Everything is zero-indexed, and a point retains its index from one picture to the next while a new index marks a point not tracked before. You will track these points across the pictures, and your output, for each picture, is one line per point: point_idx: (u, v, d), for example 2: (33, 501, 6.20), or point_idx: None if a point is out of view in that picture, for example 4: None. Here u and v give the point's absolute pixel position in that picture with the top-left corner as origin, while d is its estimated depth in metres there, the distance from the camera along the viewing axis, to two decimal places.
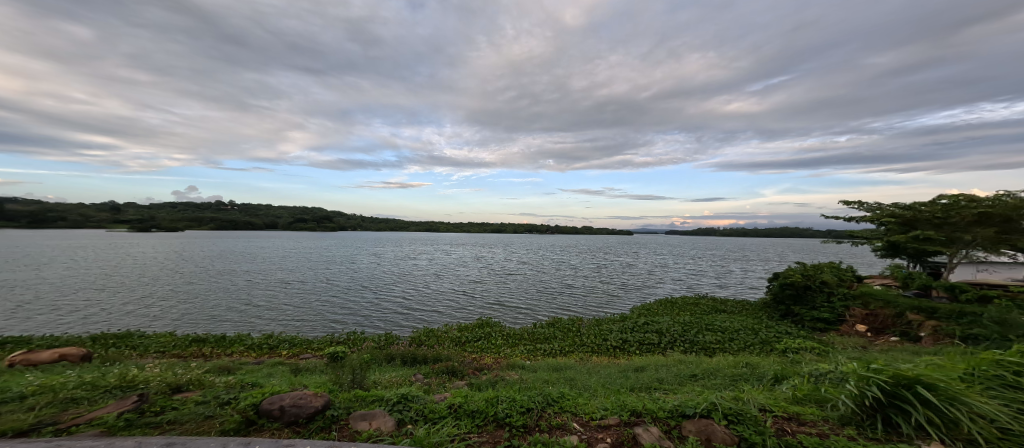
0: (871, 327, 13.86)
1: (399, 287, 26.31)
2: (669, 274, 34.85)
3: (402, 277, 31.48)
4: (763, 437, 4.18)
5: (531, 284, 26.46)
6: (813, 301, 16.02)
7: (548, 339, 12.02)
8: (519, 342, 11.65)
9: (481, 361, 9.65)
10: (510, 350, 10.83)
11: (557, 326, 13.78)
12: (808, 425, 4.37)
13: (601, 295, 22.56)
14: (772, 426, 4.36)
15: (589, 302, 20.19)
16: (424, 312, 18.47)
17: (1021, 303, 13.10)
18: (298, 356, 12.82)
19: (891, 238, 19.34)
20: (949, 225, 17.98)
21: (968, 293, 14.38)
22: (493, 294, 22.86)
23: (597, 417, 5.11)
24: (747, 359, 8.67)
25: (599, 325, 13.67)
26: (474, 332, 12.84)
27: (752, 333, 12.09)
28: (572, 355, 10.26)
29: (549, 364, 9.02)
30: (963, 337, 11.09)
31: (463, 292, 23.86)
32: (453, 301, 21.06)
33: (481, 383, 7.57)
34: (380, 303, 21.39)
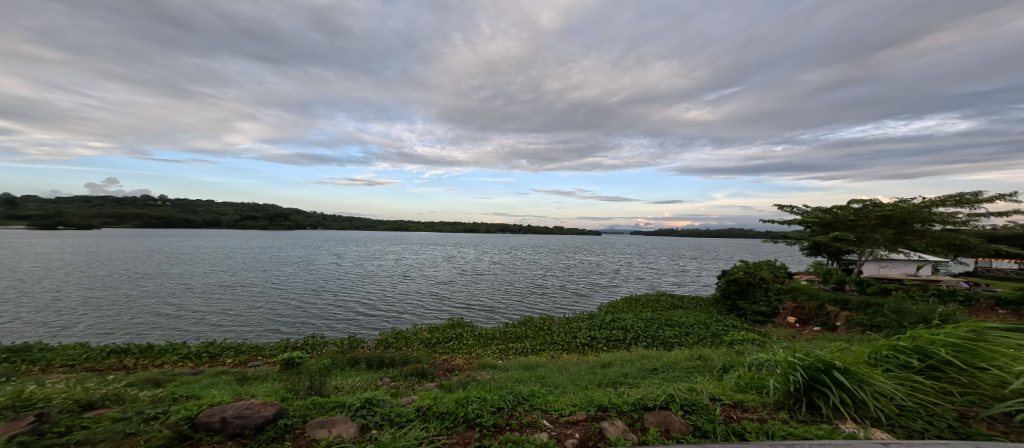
0: (799, 319, 15.39)
1: (355, 289, 25.30)
2: (627, 273, 36.40)
3: (359, 278, 30.28)
4: (714, 425, 4.48)
5: (495, 284, 26.52)
6: (754, 295, 17.49)
7: (520, 338, 12.12)
8: (491, 342, 11.66)
9: (453, 362, 9.54)
10: (482, 350, 10.81)
11: (528, 324, 13.94)
12: (750, 411, 4.73)
13: (565, 294, 23.10)
14: (721, 414, 4.70)
15: (555, 301, 20.60)
16: (384, 316, 17.86)
17: (913, 294, 15.19)
18: (245, 364, 11.94)
19: (815, 238, 21.56)
20: (860, 227, 20.40)
21: (872, 287, 16.42)
22: (459, 294, 22.63)
23: (566, 413, 5.21)
24: (700, 352, 9.33)
25: (568, 323, 14.00)
26: (444, 333, 12.68)
27: (704, 326, 12.99)
28: (544, 354, 10.44)
29: (520, 363, 9.10)
30: (870, 325, 12.64)
31: (429, 293, 23.39)
32: (417, 303, 20.62)
33: (453, 384, 7.49)
34: (337, 307, 20.47)
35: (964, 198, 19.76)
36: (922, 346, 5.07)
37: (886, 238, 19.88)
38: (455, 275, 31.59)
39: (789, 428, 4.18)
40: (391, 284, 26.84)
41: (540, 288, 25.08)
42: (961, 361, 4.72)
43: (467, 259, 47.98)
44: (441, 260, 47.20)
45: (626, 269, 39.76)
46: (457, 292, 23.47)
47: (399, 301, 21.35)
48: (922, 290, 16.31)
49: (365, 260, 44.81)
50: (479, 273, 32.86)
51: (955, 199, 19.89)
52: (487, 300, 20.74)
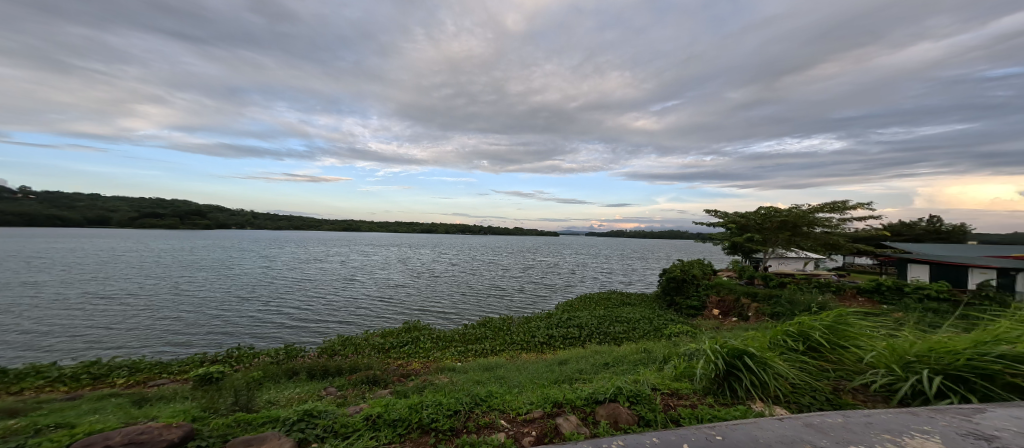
0: (721, 311, 17.11)
1: (286, 295, 23.25)
2: (572, 272, 37.94)
3: (289, 282, 27.84)
4: (656, 414, 4.68)
5: (442, 286, 26.01)
6: (687, 291, 19.06)
7: (480, 339, 12.00)
8: (450, 344, 11.37)
9: (410, 367, 9.15)
10: (439, 353, 10.50)
11: (488, 325, 13.86)
12: (685, 397, 5.01)
13: (516, 294, 23.39)
14: (661, 403, 4.92)
15: (507, 302, 20.75)
16: (326, 324, 16.57)
17: (802, 286, 17.71)
18: (144, 384, 10.26)
19: (731, 239, 24.09)
20: (764, 229, 23.24)
21: (773, 281, 18.81)
22: (406, 297, 21.84)
23: (522, 412, 5.18)
24: (645, 345, 9.98)
25: (527, 322, 14.19)
26: (400, 337, 12.12)
27: (649, 321, 13.93)
28: (504, 354, 10.44)
29: (479, 364, 8.97)
30: (771, 314, 14.45)
31: (373, 296, 22.29)
32: (365, 307, 19.49)
33: (408, 390, 7.14)
34: (265, 315, 18.60)
35: (836, 206, 23.43)
36: (804, 327, 5.62)
37: (782, 239, 23.06)
38: (398, 278, 30.37)
39: (714, 412, 4.50)
40: (328, 289, 25.09)
41: (491, 289, 25.15)
42: (832, 341, 5.33)
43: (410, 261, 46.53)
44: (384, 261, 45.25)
45: (573, 269, 41.23)
46: (404, 295, 22.66)
47: (343, 306, 19.99)
48: (806, 282, 19.02)
49: (298, 263, 41.45)
50: (425, 275, 32.02)
51: (831, 207, 23.50)
52: (437, 302, 20.29)
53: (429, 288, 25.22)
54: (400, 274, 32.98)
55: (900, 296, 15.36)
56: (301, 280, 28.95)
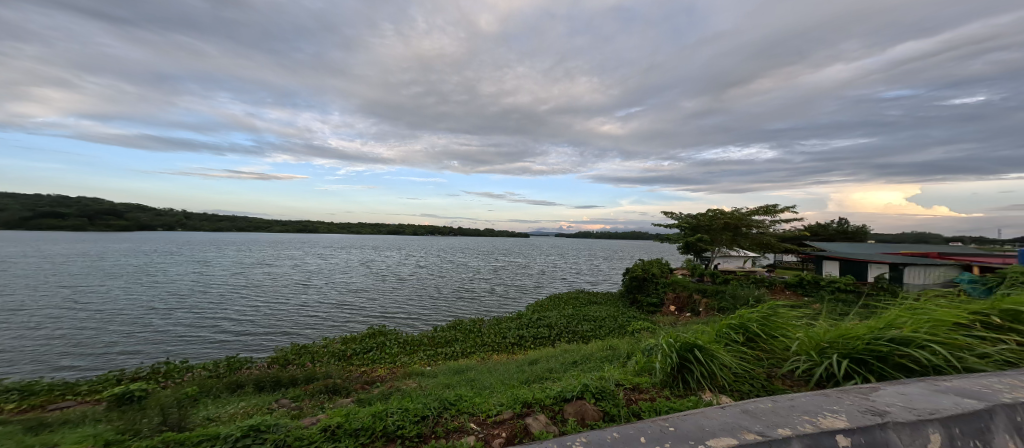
0: (676, 307, 18.11)
1: (227, 302, 21.25)
2: (533, 273, 38.38)
3: (230, 289, 25.53)
4: (621, 410, 3.46)
5: (403, 289, 25.19)
6: (648, 289, 19.92)
7: (450, 341, 11.64)
8: (419, 349, 10.89)
9: (375, 374, 8.64)
10: (407, 358, 10.01)
11: (458, 328, 13.47)
12: (645, 392, 3.74)
13: (481, 296, 23.20)
14: (624, 398, 3.67)
15: (472, 304, 20.49)
16: (273, 332, 15.28)
17: (742, 282, 19.30)
18: (41, 408, 8.68)
19: (682, 239, 25.62)
20: (711, 230, 24.99)
21: (718, 277, 20.29)
22: (365, 302, 20.85)
23: (491, 413, 3.87)
24: (610, 342, 10.19)
25: (497, 324, 14.02)
26: (363, 343, 11.43)
27: (613, 319, 14.43)
28: (474, 356, 10.24)
29: (450, 368, 8.67)
30: (718, 309, 15.54)
31: (328, 302, 21.00)
32: (318, 314, 18.27)
33: (371, 397, 6.67)
34: (197, 325, 16.79)
35: (770, 209, 25.70)
36: (745, 318, 4.32)
37: (725, 239, 24.90)
38: (354, 281, 28.95)
39: (673, 404, 3.33)
40: (275, 295, 23.30)
41: (455, 291, 24.77)
42: (765, 332, 4.10)
43: (366, 264, 44.66)
44: (337, 265, 42.99)
45: (534, 270, 41.78)
46: (362, 299, 21.60)
47: (292, 313, 18.58)
48: (745, 278, 20.68)
49: (239, 268, 38.20)
50: (383, 278, 30.86)
51: (765, 210, 25.76)
52: (399, 307, 19.58)
53: (388, 292, 24.29)
54: (355, 277, 31.50)
55: (817, 289, 16.94)
56: (242, 286, 26.63)
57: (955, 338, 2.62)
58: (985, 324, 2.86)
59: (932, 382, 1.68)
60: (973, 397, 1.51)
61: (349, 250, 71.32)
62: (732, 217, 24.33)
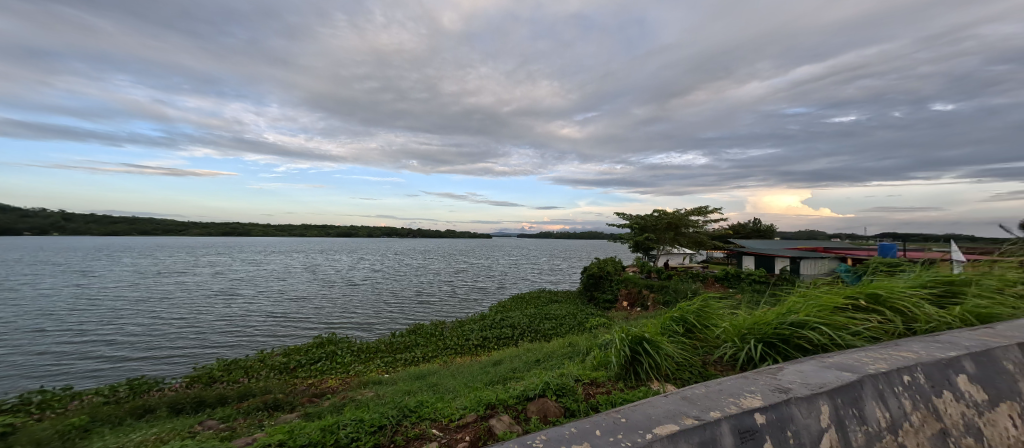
0: (629, 301, 18.99)
1: (151, 316, 19.18)
2: (494, 274, 38.50)
3: (157, 301, 23.14)
4: (582, 404, 3.51)
5: (354, 295, 24.24)
6: (605, 286, 20.68)
7: (410, 347, 11.43)
8: (374, 356, 10.59)
9: (326, 385, 8.30)
10: (362, 367, 9.70)
11: (418, 332, 13.25)
12: (601, 385, 3.89)
13: (438, 299, 22.88)
14: (583, 392, 3.76)
15: (430, 307, 20.21)
16: (209, 344, 14.15)
17: (687, 276, 20.63)
18: None
19: (633, 240, 26.91)
20: (656, 230, 26.47)
21: (664, 272, 21.54)
22: (314, 310, 19.88)
23: (454, 417, 3.75)
24: (572, 339, 10.47)
25: (460, 326, 13.97)
26: (310, 353, 10.92)
27: (573, 316, 14.90)
28: (436, 360, 10.14)
29: (410, 373, 8.54)
30: (664, 302, 16.51)
31: (273, 311, 19.73)
32: (262, 324, 17.15)
33: (322, 410, 6.34)
34: (114, 339, 15.06)
35: (705, 210, 27.67)
36: (684, 310, 4.67)
37: (669, 238, 26.51)
38: (301, 288, 27.41)
39: (626, 395, 3.47)
40: (209, 306, 21.44)
41: (410, 295, 24.28)
42: (700, 323, 4.47)
43: (315, 269, 42.38)
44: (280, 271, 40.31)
45: (495, 271, 41.94)
46: (310, 307, 20.55)
47: (231, 324, 17.33)
48: (685, 273, 22.11)
49: (165, 278, 34.58)
50: (332, 284, 29.51)
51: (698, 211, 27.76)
52: (350, 313, 18.85)
53: (339, 298, 23.29)
54: (301, 284, 29.79)
55: (738, 281, 18.44)
56: (173, 297, 24.33)
57: (836, 319, 3.03)
58: (859, 306, 3.33)
59: (819, 360, 1.96)
60: (847, 371, 1.78)
61: (295, 255, 67.26)
62: (675, 218, 25.94)
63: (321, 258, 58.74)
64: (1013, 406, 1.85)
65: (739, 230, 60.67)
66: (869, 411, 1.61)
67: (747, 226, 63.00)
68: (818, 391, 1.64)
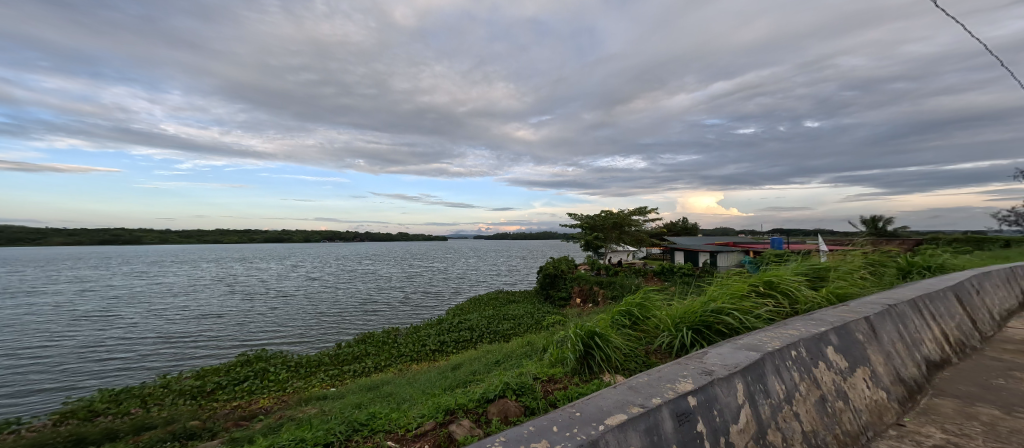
0: (582, 297, 19.75)
1: (48, 342, 16.76)
2: (451, 277, 38.12)
3: (52, 327, 20.15)
4: (543, 401, 3.58)
5: (293, 307, 22.80)
6: (559, 285, 21.20)
7: (359, 357, 11.07)
8: (319, 369, 10.18)
9: (256, 406, 7.80)
10: (302, 382, 9.24)
11: (369, 341, 12.87)
12: (557, 382, 4.02)
13: (385, 306, 22.16)
14: (541, 389, 3.86)
15: (376, 316, 19.52)
16: (121, 368, 12.68)
17: (633, 271, 21.75)
18: None
19: (583, 239, 27.90)
20: (603, 229, 27.70)
21: (612, 269, 22.58)
22: (249, 325, 18.51)
23: (411, 427, 3.70)
24: (530, 339, 10.63)
25: (415, 332, 13.74)
26: (237, 372, 10.12)
27: (531, 315, 15.18)
28: (390, 369, 9.90)
29: (360, 385, 8.29)
30: (612, 297, 17.37)
31: (199, 330, 18.05)
32: (191, 343, 15.72)
33: (253, 433, 5.92)
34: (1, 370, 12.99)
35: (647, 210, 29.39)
36: (629, 304, 4.96)
37: (615, 237, 27.84)
38: (232, 303, 25.25)
39: (582, 389, 3.61)
40: (119, 328, 19.08)
41: (355, 304, 23.28)
42: (643, 314, 4.77)
43: (250, 279, 39.17)
44: (209, 284, 36.82)
45: (451, 274, 41.50)
46: (244, 323, 19.11)
47: (149, 344, 15.70)
48: (631, 269, 23.28)
49: (63, 298, 30.22)
50: (267, 296, 27.49)
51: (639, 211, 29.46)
52: (289, 327, 17.76)
53: (276, 311, 21.81)
54: (232, 298, 27.46)
55: (673, 274, 19.78)
56: (80, 320, 21.54)
57: (746, 304, 3.42)
58: (759, 292, 3.77)
59: (733, 342, 2.21)
60: (754, 350, 2.02)
61: (225, 264, 61.55)
62: (620, 217, 27.20)
63: (257, 267, 54.33)
64: (865, 370, 2.26)
65: (676, 228, 64.89)
66: (771, 385, 1.85)
67: (682, 223, 67.61)
68: (730, 371, 1.83)
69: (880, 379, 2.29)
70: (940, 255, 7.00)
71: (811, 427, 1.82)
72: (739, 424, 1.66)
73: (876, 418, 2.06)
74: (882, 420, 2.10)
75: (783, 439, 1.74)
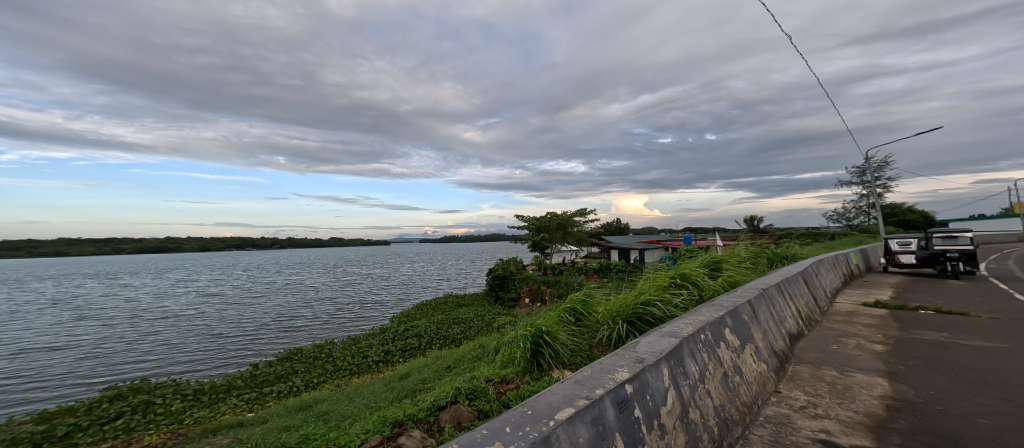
0: (532, 296, 20.23)
1: None
2: (397, 284, 37.00)
3: None
4: (496, 403, 3.63)
5: (198, 328, 20.07)
6: (508, 286, 21.40)
7: (287, 376, 10.42)
8: (230, 394, 9.17)
9: (142, 444, 6.48)
10: (207, 411, 8.08)
11: (298, 357, 12.11)
12: (508, 382, 4.11)
13: (312, 322, 20.46)
14: (494, 391, 3.90)
15: (298, 333, 17.92)
16: None
17: (577, 269, 22.58)
18: None
19: (530, 240, 28.44)
20: (547, 229, 28.43)
21: (557, 269, 23.28)
22: (149, 350, 16.19)
23: (356, 445, 3.58)
24: (481, 341, 10.64)
25: (354, 344, 13.18)
26: (99, 411, 7.81)
27: (481, 318, 15.18)
28: (325, 386, 9.43)
29: (287, 406, 7.77)
30: (558, 296, 17.96)
31: (75, 358, 15.27)
32: (60, 374, 13.14)
33: None
34: None
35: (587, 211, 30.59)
36: (572, 301, 5.17)
37: (559, 237, 28.67)
38: (124, 326, 21.76)
39: (533, 387, 3.72)
40: None
41: (278, 320, 21.35)
42: (585, 311, 5.01)
43: (149, 298, 34.03)
44: (103, 303, 31.86)
45: (396, 280, 40.21)
46: (142, 348, 16.65)
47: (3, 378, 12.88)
48: (575, 267, 24.12)
49: None
50: (166, 318, 23.92)
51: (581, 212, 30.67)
52: (198, 350, 15.84)
53: (180, 334, 19.20)
54: (123, 321, 23.55)
55: (611, 271, 20.85)
56: None
57: (668, 294, 3.78)
58: (676, 283, 4.15)
59: (659, 330, 2.42)
60: (673, 337, 2.23)
61: (121, 280, 53.22)
62: (563, 218, 28.06)
63: (161, 283, 47.57)
64: (752, 347, 2.65)
65: (613, 229, 68.45)
66: (687, 367, 2.07)
67: (615, 223, 71.48)
68: (652, 358, 2.01)
69: (761, 353, 2.72)
70: (794, 245, 8.37)
71: (718, 401, 2.07)
72: (668, 406, 1.84)
73: (761, 388, 2.46)
74: (765, 389, 2.51)
75: (701, 415, 1.95)
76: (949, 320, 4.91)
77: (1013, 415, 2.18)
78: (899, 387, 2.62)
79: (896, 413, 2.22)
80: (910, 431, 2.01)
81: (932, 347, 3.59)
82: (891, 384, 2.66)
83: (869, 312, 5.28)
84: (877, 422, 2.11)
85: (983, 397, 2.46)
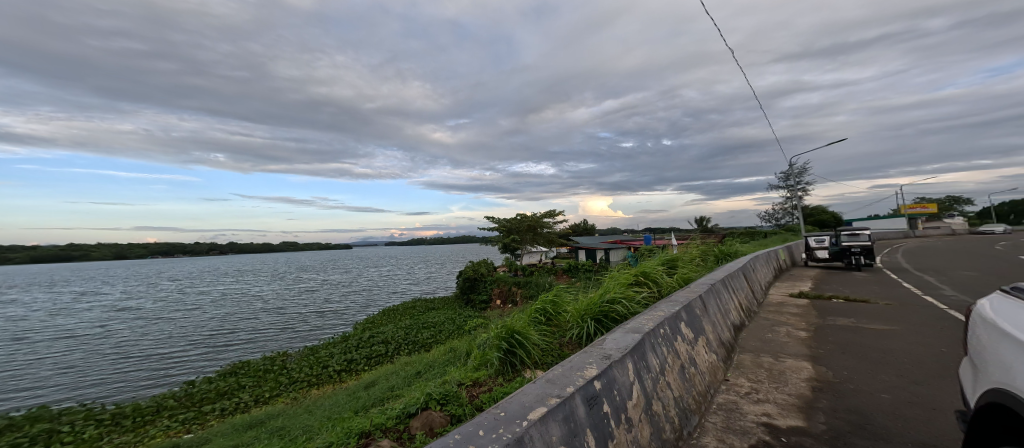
0: (502, 297, 20.32)
1: None
2: (364, 290, 36.06)
3: None
4: (468, 407, 3.64)
5: (128, 348, 18.38)
6: (479, 288, 21.27)
7: (237, 390, 10.00)
8: (161, 415, 8.56)
9: None
10: (131, 436, 7.42)
11: (245, 371, 11.55)
12: (480, 384, 4.11)
13: (260, 335, 19.33)
14: (467, 395, 3.90)
15: (243, 348, 16.84)
16: None
17: (546, 270, 22.84)
18: None
19: (500, 242, 28.52)
20: (516, 230, 28.62)
21: (527, 269, 23.45)
22: (68, 374, 14.62)
23: None
24: (451, 345, 10.53)
25: (314, 353, 12.72)
26: None
27: (451, 321, 15.04)
28: (279, 400, 9.07)
29: (235, 424, 7.38)
30: (529, 296, 18.10)
31: None
32: None
33: None
34: None
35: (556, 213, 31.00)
36: (542, 301, 5.24)
37: (529, 238, 28.88)
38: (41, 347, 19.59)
39: (505, 389, 3.76)
40: None
41: (222, 335, 19.98)
42: (554, 311, 5.11)
43: (80, 313, 31.11)
44: (24, 321, 28.77)
45: (363, 286, 39.16)
46: (58, 371, 15.02)
47: None
48: (544, 267, 24.41)
49: None
50: (93, 336, 21.78)
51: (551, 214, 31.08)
52: (124, 372, 14.45)
53: (106, 354, 17.50)
54: (42, 341, 21.24)
55: (580, 271, 21.20)
56: None
57: (629, 292, 3.91)
58: (638, 281, 4.31)
59: (624, 327, 2.51)
60: (635, 333, 2.33)
61: (53, 294, 48.59)
62: (533, 219, 28.33)
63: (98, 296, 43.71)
64: (704, 339, 2.81)
65: (581, 229, 69.84)
66: (648, 360, 2.16)
67: (583, 223, 72.81)
68: (614, 355, 2.10)
69: (711, 344, 2.88)
70: (738, 244, 8.86)
71: (677, 392, 2.19)
72: (633, 400, 1.92)
73: (713, 377, 2.61)
74: (715, 377, 2.66)
75: (663, 406, 2.05)
76: (856, 307, 5.34)
77: (908, 389, 2.45)
78: (821, 369, 2.86)
79: (820, 393, 2.43)
80: (832, 409, 2.19)
81: (847, 332, 3.95)
82: (815, 367, 2.90)
83: (795, 302, 5.69)
84: (806, 403, 2.29)
85: (885, 374, 2.73)
